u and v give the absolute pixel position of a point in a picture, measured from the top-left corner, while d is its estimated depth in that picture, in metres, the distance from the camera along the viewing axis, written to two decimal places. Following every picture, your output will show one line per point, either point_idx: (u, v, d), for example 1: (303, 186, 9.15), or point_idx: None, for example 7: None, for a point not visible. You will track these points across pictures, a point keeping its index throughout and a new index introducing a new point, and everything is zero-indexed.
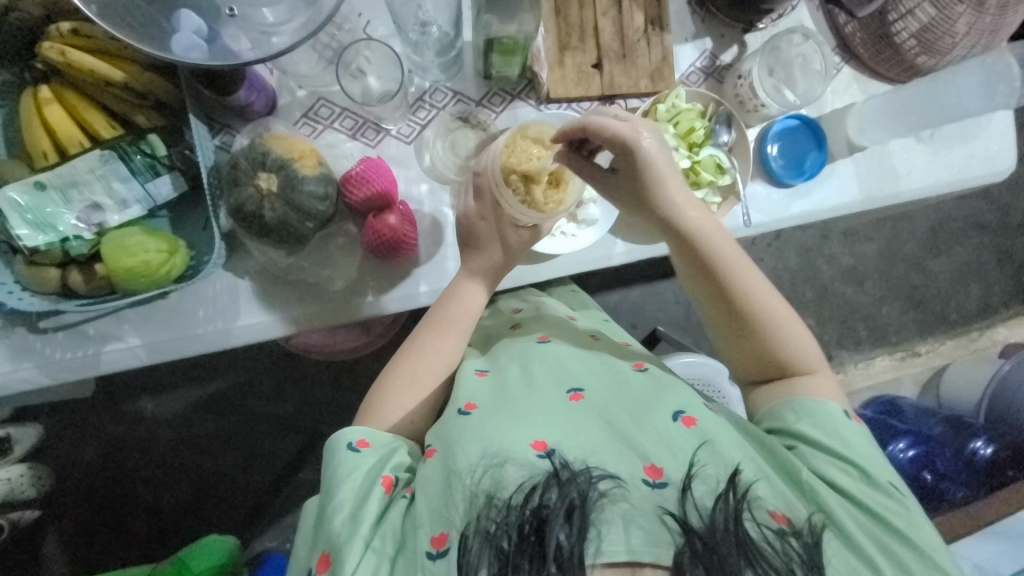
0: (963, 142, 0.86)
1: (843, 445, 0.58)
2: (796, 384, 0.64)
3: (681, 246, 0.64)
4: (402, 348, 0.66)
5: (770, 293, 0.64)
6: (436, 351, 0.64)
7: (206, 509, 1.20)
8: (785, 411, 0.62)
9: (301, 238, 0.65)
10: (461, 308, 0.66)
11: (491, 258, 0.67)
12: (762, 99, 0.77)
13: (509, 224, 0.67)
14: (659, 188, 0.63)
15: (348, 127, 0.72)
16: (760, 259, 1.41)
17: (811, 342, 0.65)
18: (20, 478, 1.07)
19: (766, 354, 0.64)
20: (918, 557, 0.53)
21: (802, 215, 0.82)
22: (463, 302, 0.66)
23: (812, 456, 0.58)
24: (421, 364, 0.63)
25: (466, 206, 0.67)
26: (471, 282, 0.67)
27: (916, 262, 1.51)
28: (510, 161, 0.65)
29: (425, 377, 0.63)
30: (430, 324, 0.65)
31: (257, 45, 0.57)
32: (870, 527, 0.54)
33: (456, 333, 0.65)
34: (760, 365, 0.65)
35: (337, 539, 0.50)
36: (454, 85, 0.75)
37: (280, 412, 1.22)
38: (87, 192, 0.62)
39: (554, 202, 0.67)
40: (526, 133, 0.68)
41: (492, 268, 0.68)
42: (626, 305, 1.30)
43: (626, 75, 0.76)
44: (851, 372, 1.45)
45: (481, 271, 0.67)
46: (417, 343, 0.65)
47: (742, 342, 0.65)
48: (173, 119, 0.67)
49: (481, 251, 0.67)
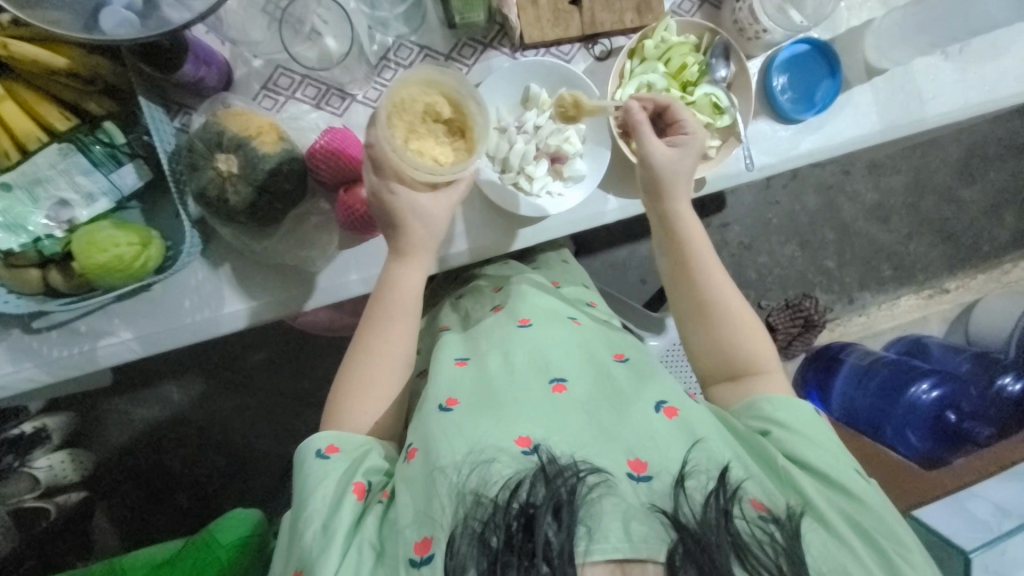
0: (995, 58, 0.76)
1: (812, 432, 0.60)
2: (753, 383, 0.64)
3: (668, 237, 0.66)
4: (357, 344, 0.63)
5: (738, 299, 0.66)
6: (385, 343, 0.62)
7: (239, 481, 1.26)
8: (760, 403, 0.62)
9: (272, 218, 0.62)
10: (401, 295, 0.62)
11: (411, 230, 0.60)
12: (764, 24, 0.68)
13: (422, 189, 0.59)
14: (684, 183, 0.65)
15: (311, 96, 0.68)
16: (775, 202, 1.33)
17: (771, 345, 0.66)
18: (62, 464, 1.15)
19: (729, 352, 0.65)
20: (891, 537, 0.54)
21: (813, 153, 0.74)
22: (402, 285, 0.62)
23: (787, 440, 0.59)
24: (379, 358, 0.62)
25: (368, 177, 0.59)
26: (401, 262, 0.62)
27: (947, 192, 1.40)
28: (401, 125, 0.57)
29: (382, 373, 0.62)
30: (378, 315, 0.62)
31: (192, 9, 0.52)
32: (845, 510, 0.55)
33: (404, 316, 0.63)
34: (723, 362, 0.65)
35: (309, 554, 0.51)
36: (420, 39, 0.69)
37: (298, 387, 1.25)
38: (52, 188, 0.60)
39: (463, 155, 0.59)
40: (409, 86, 0.57)
41: (417, 240, 0.61)
42: (634, 260, 1.25)
43: (608, 10, 0.69)
44: (874, 314, 1.39)
45: (412, 250, 0.62)
46: (369, 335, 0.62)
47: (707, 338, 0.65)
48: (125, 103, 0.64)
49: (399, 230, 0.60)
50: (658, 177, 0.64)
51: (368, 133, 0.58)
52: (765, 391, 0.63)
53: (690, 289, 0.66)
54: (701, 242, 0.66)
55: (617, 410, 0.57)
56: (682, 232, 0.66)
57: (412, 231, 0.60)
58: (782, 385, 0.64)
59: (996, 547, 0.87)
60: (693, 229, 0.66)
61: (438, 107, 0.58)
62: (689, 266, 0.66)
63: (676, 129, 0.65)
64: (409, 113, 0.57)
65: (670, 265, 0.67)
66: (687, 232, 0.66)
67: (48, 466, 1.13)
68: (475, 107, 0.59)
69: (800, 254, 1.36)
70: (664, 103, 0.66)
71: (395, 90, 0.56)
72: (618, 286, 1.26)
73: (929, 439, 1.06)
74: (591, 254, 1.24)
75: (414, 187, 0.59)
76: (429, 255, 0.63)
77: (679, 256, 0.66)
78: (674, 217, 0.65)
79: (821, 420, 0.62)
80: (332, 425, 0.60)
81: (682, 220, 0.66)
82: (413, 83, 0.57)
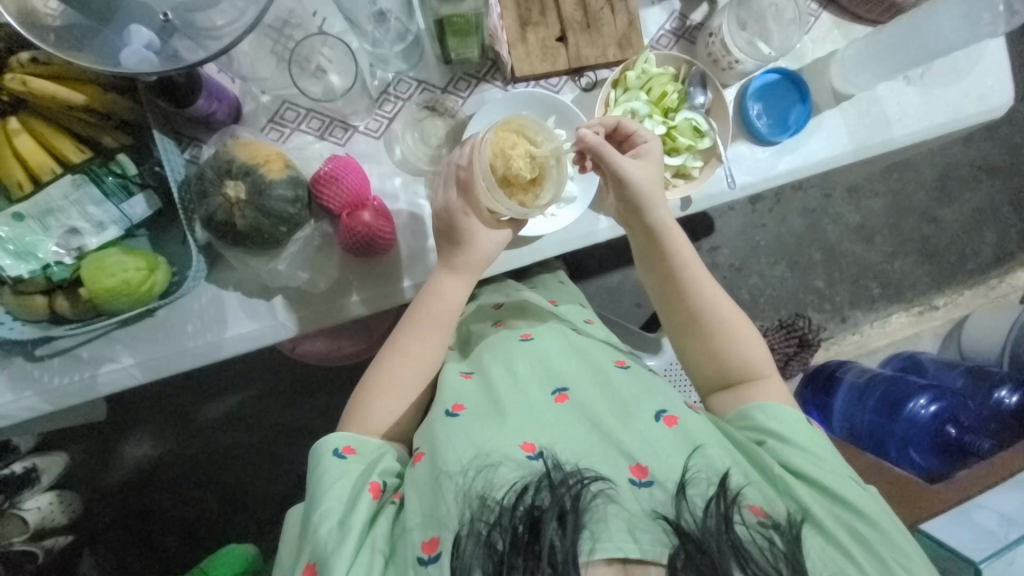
0: (956, 80, 0.82)
1: (809, 442, 0.60)
2: (749, 391, 0.66)
3: (653, 246, 0.69)
4: (381, 354, 0.65)
5: (725, 302, 0.69)
6: (412, 352, 0.64)
7: (231, 520, 1.22)
8: (752, 411, 0.63)
9: (277, 241, 0.65)
10: (443, 306, 0.65)
11: (473, 250, 0.65)
12: (735, 56, 0.74)
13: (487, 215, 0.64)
14: (659, 193, 0.67)
15: (315, 128, 0.72)
16: (761, 225, 1.38)
17: (764, 352, 0.68)
18: (50, 505, 1.08)
19: (723, 360, 0.67)
20: (888, 544, 0.54)
21: (791, 172, 0.79)
22: (443, 296, 0.65)
23: (781, 449, 0.59)
24: (403, 364, 0.64)
25: (448, 197, 0.64)
26: (453, 275, 0.66)
27: (926, 212, 1.46)
28: (496, 162, 0.61)
29: (406, 380, 0.64)
30: (404, 327, 0.65)
31: (207, 47, 0.56)
32: (844, 519, 0.55)
33: (439, 330, 0.65)
34: (716, 372, 0.68)
35: (323, 548, 0.50)
36: (417, 74, 0.74)
37: (294, 418, 1.24)
38: (64, 218, 0.63)
39: (530, 198, 0.64)
40: (511, 130, 0.63)
41: (473, 261, 0.65)
42: (628, 285, 1.28)
43: (593, 45, 0.74)
44: (867, 332, 1.41)
45: (444, 262, 0.66)
46: (393, 346, 0.65)
47: (700, 347, 0.68)
48: (140, 137, 0.67)
49: (460, 248, 0.65)
50: (634, 191, 0.66)
51: (467, 157, 0.63)
52: (760, 399, 0.65)
53: (680, 298, 0.69)
54: (684, 245, 0.69)
55: (621, 417, 0.58)
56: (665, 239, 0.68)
57: (472, 252, 0.65)
58: (774, 392, 0.66)
59: (1004, 558, 0.81)
60: (674, 238, 0.68)
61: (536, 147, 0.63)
62: (675, 273, 0.69)
63: (634, 140, 0.70)
64: (504, 155, 0.61)
65: (658, 273, 0.70)
66: (670, 242, 0.68)
67: (37, 507, 1.05)
68: (556, 165, 0.63)
69: (789, 275, 1.39)
70: (613, 122, 0.70)
71: (500, 135, 0.62)
72: (613, 309, 1.28)
73: (932, 456, 1.04)
74: (587, 277, 1.27)
75: (483, 216, 0.64)
76: (479, 276, 0.67)
77: (666, 268, 0.69)
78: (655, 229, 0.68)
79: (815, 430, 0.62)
80: (351, 427, 0.62)
81: (664, 229, 0.68)
82: (514, 132, 0.63)
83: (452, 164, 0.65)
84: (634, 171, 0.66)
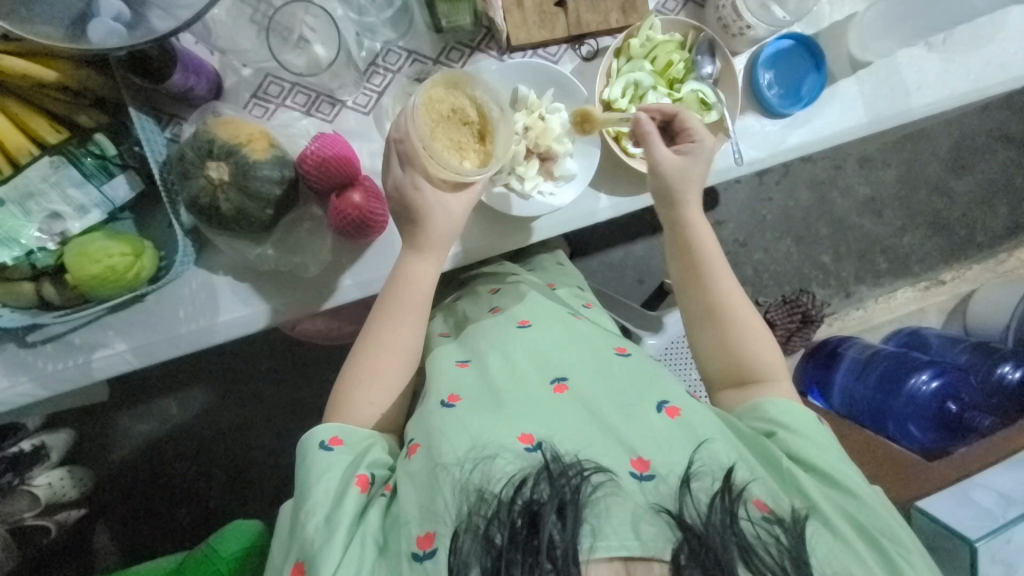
0: (980, 47, 0.77)
1: (816, 434, 0.61)
2: (758, 388, 0.65)
3: (676, 235, 0.68)
4: (361, 338, 0.64)
5: (743, 297, 0.67)
6: (393, 339, 0.63)
7: (240, 494, 1.24)
8: (765, 407, 0.62)
9: (264, 225, 0.63)
10: (415, 290, 0.63)
11: (432, 228, 0.62)
12: (747, 20, 0.69)
13: (444, 184, 0.61)
14: (695, 188, 0.66)
15: (301, 103, 0.68)
16: (767, 198, 1.34)
17: (775, 350, 0.67)
18: (61, 481, 1.11)
19: (737, 355, 0.66)
20: (890, 537, 0.54)
21: (802, 146, 0.75)
22: (415, 280, 0.63)
23: (791, 441, 0.59)
24: (384, 353, 0.63)
25: (392, 171, 0.62)
26: (418, 257, 0.63)
27: (938, 184, 1.41)
28: (433, 124, 0.59)
29: (392, 367, 0.63)
30: (382, 312, 0.63)
31: (178, 17, 0.52)
32: (845, 509, 0.56)
33: (414, 312, 0.64)
34: (728, 366, 0.66)
35: (311, 545, 0.51)
36: (407, 44, 0.70)
37: (297, 396, 1.24)
38: (44, 202, 0.60)
39: (484, 154, 0.61)
40: (439, 91, 0.60)
41: (434, 239, 0.63)
42: (630, 261, 1.26)
43: (593, 10, 0.69)
44: (872, 307, 1.39)
45: (421, 245, 0.63)
46: (376, 332, 0.63)
47: (714, 340, 0.66)
48: (116, 115, 0.65)
49: (420, 225, 0.62)
50: (663, 176, 0.65)
51: (396, 128, 0.59)
52: (769, 396, 0.64)
53: (699, 287, 0.67)
54: (707, 237, 0.67)
55: (623, 410, 0.57)
56: (689, 230, 0.67)
57: (432, 227, 0.62)
58: (784, 389, 0.65)
59: (1001, 536, 0.82)
60: (701, 230, 0.67)
61: (466, 107, 0.61)
62: (698, 263, 0.67)
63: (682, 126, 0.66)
64: (440, 117, 0.59)
65: (679, 261, 0.68)
66: (695, 231, 0.67)
67: (48, 483, 1.08)
68: (498, 113, 0.61)
69: (795, 250, 1.36)
70: (672, 112, 0.67)
71: (428, 98, 0.59)
72: (614, 286, 1.26)
73: (932, 432, 1.03)
74: (588, 254, 1.24)
75: (438, 185, 0.61)
76: (445, 253, 0.65)
77: (688, 257, 0.67)
78: (682, 219, 0.67)
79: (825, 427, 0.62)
80: (340, 414, 0.61)
81: (689, 220, 0.67)
82: (438, 90, 0.60)
83: (387, 138, 0.61)
84: (668, 159, 0.64)
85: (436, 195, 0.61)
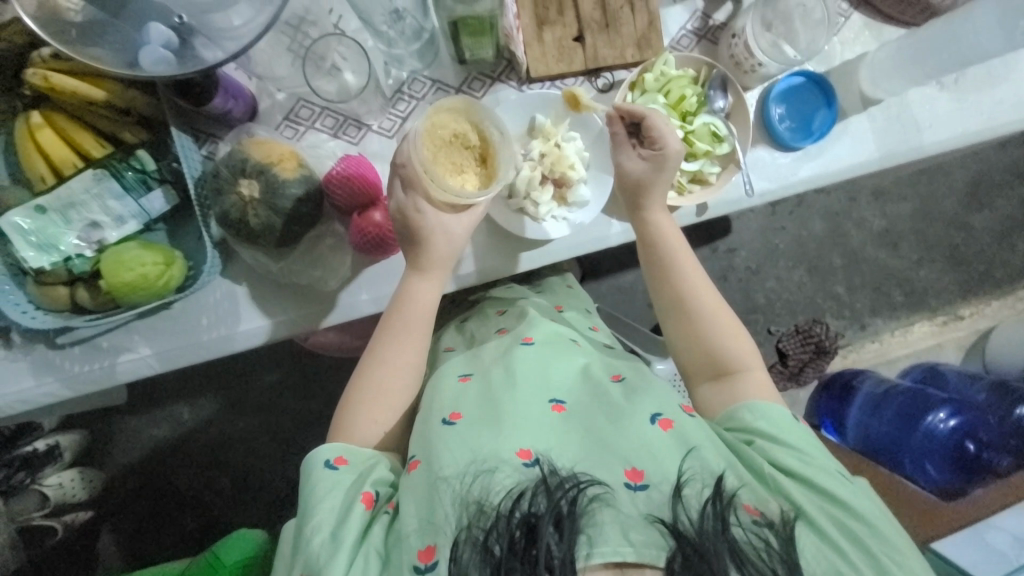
0: (992, 87, 0.78)
1: (795, 439, 0.59)
2: (733, 385, 0.65)
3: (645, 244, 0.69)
4: (368, 355, 0.66)
5: (713, 296, 0.68)
6: (398, 358, 0.65)
7: (245, 503, 1.25)
8: (740, 412, 0.62)
9: (288, 240, 0.66)
10: (418, 310, 0.65)
11: (437, 249, 0.65)
12: (758, 58, 0.71)
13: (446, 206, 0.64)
14: (662, 197, 0.69)
15: (329, 126, 0.72)
16: (780, 227, 1.35)
17: (749, 344, 0.67)
18: (71, 482, 1.14)
19: (710, 350, 0.66)
20: (878, 538, 0.53)
21: (813, 179, 0.76)
22: (418, 299, 0.65)
23: (770, 449, 0.58)
24: (389, 369, 0.64)
25: (396, 196, 0.63)
26: (422, 278, 0.66)
27: (955, 219, 1.40)
28: (435, 147, 0.61)
29: (397, 384, 0.64)
30: (389, 329, 0.65)
31: (225, 49, 0.57)
32: (835, 516, 0.54)
33: (419, 330, 0.66)
34: (705, 362, 0.66)
35: (316, 561, 0.52)
36: (432, 73, 0.74)
37: (307, 408, 1.26)
38: (85, 211, 0.64)
39: (485, 176, 0.64)
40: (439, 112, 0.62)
41: (437, 259, 0.65)
42: (641, 285, 1.26)
43: (611, 45, 0.72)
44: (888, 341, 1.37)
45: (430, 267, 0.65)
46: (381, 350, 0.65)
47: (686, 336, 0.67)
48: (158, 134, 0.69)
49: (423, 248, 0.64)
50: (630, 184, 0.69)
51: (400, 153, 0.62)
52: (745, 395, 0.63)
53: (668, 291, 0.68)
54: (675, 243, 0.69)
55: (614, 419, 0.57)
56: (657, 240, 0.69)
57: (434, 248, 0.64)
58: (760, 384, 0.64)
59: None
60: (669, 237, 0.69)
61: (468, 130, 0.63)
62: (666, 269, 0.68)
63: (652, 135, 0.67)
64: (442, 141, 0.62)
65: (649, 268, 0.70)
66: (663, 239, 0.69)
67: (58, 483, 1.12)
68: (499, 135, 0.63)
69: (808, 280, 1.36)
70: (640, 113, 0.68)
71: (430, 121, 0.61)
72: (625, 310, 1.27)
73: (949, 472, 0.98)
74: (600, 277, 1.26)
75: (440, 208, 0.63)
76: (448, 271, 0.67)
77: (657, 263, 0.69)
78: (650, 228, 0.69)
79: (802, 429, 0.61)
80: (344, 432, 0.62)
81: (658, 229, 0.69)
82: (442, 112, 0.62)
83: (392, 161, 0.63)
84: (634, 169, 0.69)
85: (439, 217, 0.63)
